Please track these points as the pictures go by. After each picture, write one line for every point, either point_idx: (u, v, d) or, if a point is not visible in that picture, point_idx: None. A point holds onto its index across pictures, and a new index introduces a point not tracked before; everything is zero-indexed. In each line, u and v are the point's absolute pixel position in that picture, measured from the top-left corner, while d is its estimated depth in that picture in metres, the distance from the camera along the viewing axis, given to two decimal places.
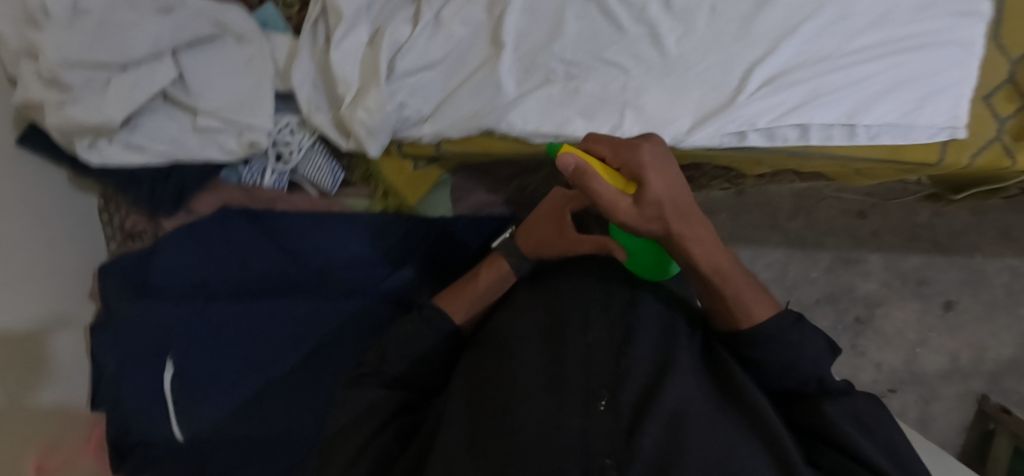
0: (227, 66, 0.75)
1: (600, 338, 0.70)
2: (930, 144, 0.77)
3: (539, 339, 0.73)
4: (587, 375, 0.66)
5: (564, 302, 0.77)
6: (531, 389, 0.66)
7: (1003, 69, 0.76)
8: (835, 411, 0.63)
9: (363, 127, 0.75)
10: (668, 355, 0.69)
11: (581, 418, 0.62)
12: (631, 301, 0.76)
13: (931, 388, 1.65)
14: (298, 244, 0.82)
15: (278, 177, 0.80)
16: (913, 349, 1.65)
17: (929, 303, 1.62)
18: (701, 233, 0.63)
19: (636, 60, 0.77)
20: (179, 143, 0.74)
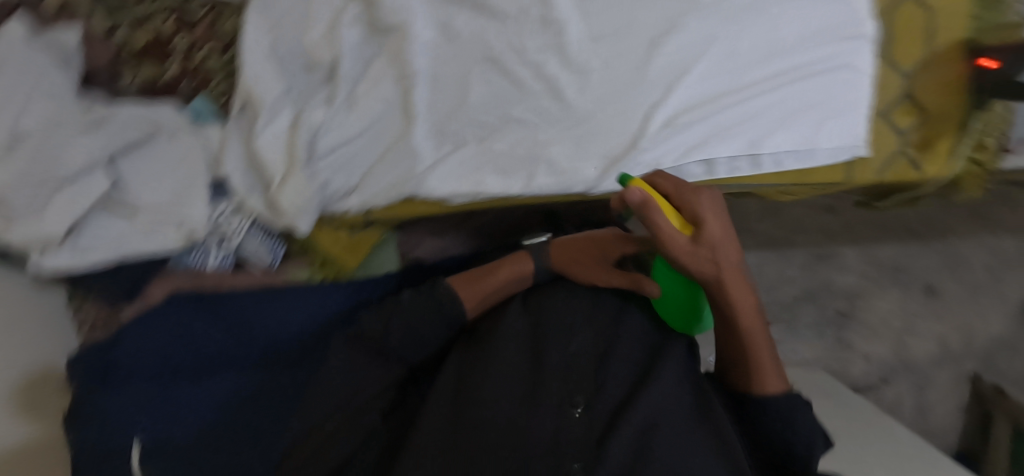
0: (164, 164, 0.82)
1: (582, 348, 0.75)
2: (835, 164, 0.80)
3: (524, 345, 0.77)
4: (566, 383, 0.71)
5: (550, 312, 0.80)
6: (514, 395, 0.71)
7: (897, 84, 0.78)
8: (798, 429, 0.66)
9: (289, 209, 0.79)
10: (646, 363, 0.73)
11: (556, 425, 0.68)
12: (617, 311, 0.80)
13: (924, 374, 1.64)
14: (248, 320, 0.88)
15: (223, 259, 0.85)
16: (901, 338, 1.63)
17: (909, 289, 1.61)
18: (741, 291, 0.64)
19: (542, 115, 0.81)
20: (123, 241, 0.79)
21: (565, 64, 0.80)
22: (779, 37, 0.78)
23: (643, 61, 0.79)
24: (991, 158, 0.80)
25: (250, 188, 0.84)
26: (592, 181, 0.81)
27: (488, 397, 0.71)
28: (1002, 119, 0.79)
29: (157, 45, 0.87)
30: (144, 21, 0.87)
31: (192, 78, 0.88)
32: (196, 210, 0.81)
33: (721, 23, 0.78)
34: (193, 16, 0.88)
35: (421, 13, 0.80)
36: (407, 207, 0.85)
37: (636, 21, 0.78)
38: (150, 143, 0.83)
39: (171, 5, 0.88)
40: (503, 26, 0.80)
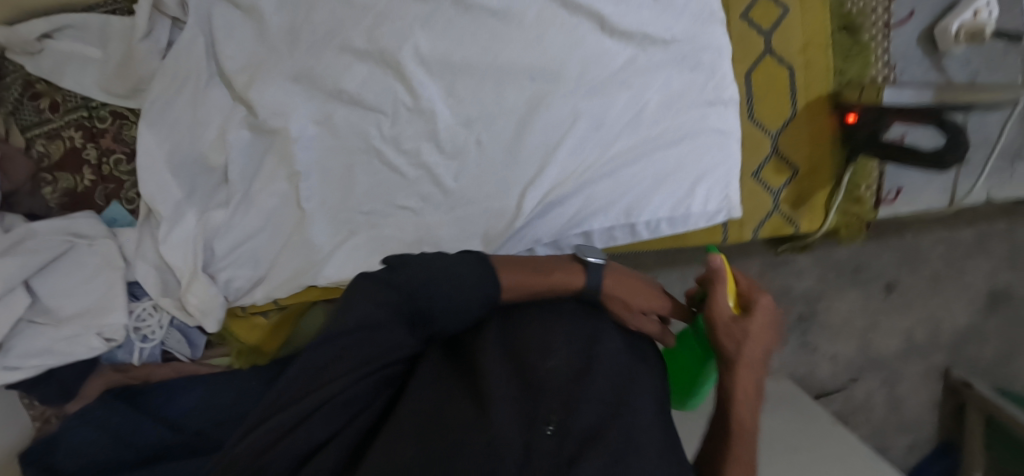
0: (82, 272, 0.87)
1: (562, 367, 0.56)
2: (712, 226, 0.80)
3: (500, 355, 0.59)
4: (540, 399, 0.52)
5: (532, 327, 0.63)
6: (469, 409, 0.52)
7: (765, 144, 0.79)
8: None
9: (195, 310, 0.86)
10: (631, 389, 0.56)
11: (522, 440, 0.47)
12: (602, 327, 0.64)
13: (894, 370, 1.58)
14: (171, 411, 0.90)
15: (149, 354, 0.91)
16: (866, 336, 1.56)
17: (869, 290, 1.53)
18: (750, 391, 0.59)
19: (424, 199, 0.85)
20: (51, 351, 0.84)
21: (444, 147, 0.83)
22: (642, 106, 0.79)
23: (514, 140, 0.81)
24: (867, 209, 0.81)
25: (165, 289, 0.89)
26: None
27: (454, 407, 0.53)
28: (876, 171, 0.80)
29: (71, 154, 0.93)
30: (57, 132, 0.93)
31: (105, 184, 0.93)
32: (115, 317, 0.86)
33: (585, 98, 0.79)
34: (100, 124, 0.92)
35: (304, 113, 0.85)
36: (305, 294, 0.89)
37: (506, 104, 0.81)
38: (71, 254, 0.87)
39: (79, 117, 0.92)
40: (380, 117, 0.84)
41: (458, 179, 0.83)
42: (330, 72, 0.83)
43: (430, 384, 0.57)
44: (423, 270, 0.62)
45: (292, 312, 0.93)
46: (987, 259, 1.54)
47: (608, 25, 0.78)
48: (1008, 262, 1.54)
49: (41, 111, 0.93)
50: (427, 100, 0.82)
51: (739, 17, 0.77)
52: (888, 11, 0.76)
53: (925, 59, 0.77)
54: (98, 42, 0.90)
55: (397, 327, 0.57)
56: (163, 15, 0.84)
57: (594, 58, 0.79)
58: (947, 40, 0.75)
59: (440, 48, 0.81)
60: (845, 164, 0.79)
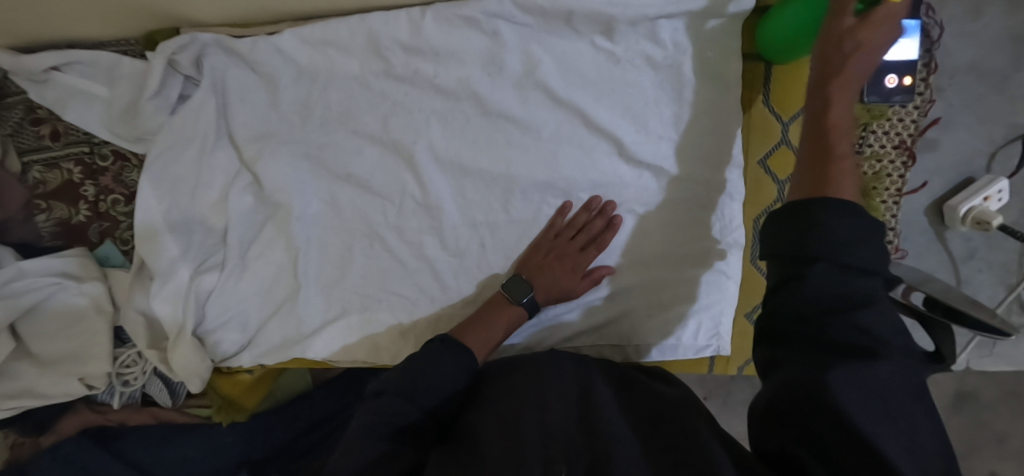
0: (66, 316, 0.86)
1: (560, 424, 0.60)
2: (699, 359, 0.82)
3: (497, 418, 0.62)
4: (544, 450, 0.56)
5: (518, 386, 0.67)
6: (486, 460, 0.56)
7: (760, 289, 0.82)
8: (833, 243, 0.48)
9: (184, 372, 0.86)
10: (615, 430, 0.59)
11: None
12: (597, 384, 0.68)
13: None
14: (147, 460, 0.94)
15: (128, 396, 0.90)
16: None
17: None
18: (848, 100, 0.55)
19: (421, 291, 0.85)
20: (29, 393, 0.84)
21: (446, 245, 0.84)
22: (652, 233, 0.82)
23: (514, 247, 0.83)
24: None
25: (152, 338, 0.89)
26: None
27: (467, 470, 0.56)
28: None
29: (69, 186, 0.92)
30: (56, 162, 0.91)
31: (101, 221, 0.92)
32: (99, 365, 0.86)
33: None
34: (101, 161, 0.90)
35: (309, 191, 0.85)
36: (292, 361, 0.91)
37: (517, 215, 0.82)
38: (56, 298, 0.85)
39: (80, 152, 0.90)
40: (385, 205, 0.84)
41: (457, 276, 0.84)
42: (344, 155, 0.84)
43: (440, 454, 0.62)
44: (394, 377, 0.67)
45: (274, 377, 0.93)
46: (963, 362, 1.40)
47: (627, 152, 0.79)
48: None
49: (41, 137, 0.91)
50: (436, 198, 0.82)
51: (756, 162, 0.80)
52: (903, 177, 0.76)
53: (929, 228, 0.78)
54: (104, 81, 0.87)
55: (389, 438, 0.62)
56: (175, 71, 0.82)
57: (602, 181, 0.81)
58: (953, 218, 0.76)
59: (456, 149, 0.82)
60: None
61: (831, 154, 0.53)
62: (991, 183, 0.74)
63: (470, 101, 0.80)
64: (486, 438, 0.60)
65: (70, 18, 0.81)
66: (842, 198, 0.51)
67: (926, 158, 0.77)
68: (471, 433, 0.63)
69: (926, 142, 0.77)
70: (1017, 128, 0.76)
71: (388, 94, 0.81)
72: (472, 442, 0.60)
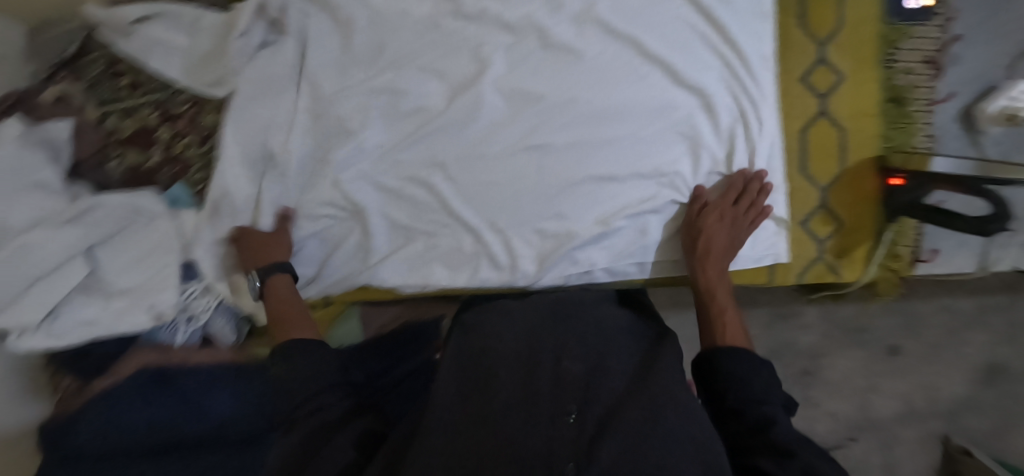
0: (138, 247, 0.89)
1: (573, 371, 0.64)
2: (760, 267, 0.85)
3: (516, 365, 0.66)
4: (556, 392, 0.62)
5: (525, 337, 0.72)
6: (504, 404, 0.61)
7: (813, 196, 0.84)
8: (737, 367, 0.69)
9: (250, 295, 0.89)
10: (607, 374, 0.65)
11: (549, 431, 0.57)
12: (609, 338, 0.72)
13: (891, 432, 1.45)
14: (196, 401, 0.91)
15: (192, 335, 0.92)
16: (866, 394, 1.47)
17: (871, 350, 1.47)
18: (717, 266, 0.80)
19: (483, 216, 0.88)
20: (97, 322, 0.85)
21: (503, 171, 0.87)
22: (703, 156, 0.84)
23: (575, 167, 0.86)
24: (904, 266, 0.85)
25: (219, 273, 0.91)
26: (532, 276, 0.88)
27: (478, 419, 0.60)
28: (914, 232, 0.84)
29: (143, 133, 0.96)
30: (133, 111, 0.97)
31: (172, 166, 0.96)
32: (168, 296, 0.87)
33: (641, 141, 0.85)
34: (178, 107, 0.96)
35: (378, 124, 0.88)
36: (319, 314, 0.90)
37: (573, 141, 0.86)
38: (129, 231, 0.89)
39: (158, 100, 0.96)
40: (450, 134, 0.87)
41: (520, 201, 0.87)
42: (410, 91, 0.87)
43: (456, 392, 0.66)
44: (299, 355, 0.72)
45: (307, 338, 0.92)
46: (986, 333, 1.43)
47: (680, 77, 0.84)
48: (1004, 338, 1.43)
49: (119, 89, 0.97)
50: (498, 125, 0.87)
51: (797, 79, 0.84)
52: (933, 88, 0.84)
53: (961, 134, 0.85)
54: (188, 31, 0.94)
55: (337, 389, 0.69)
56: (259, 18, 0.89)
57: (654, 106, 0.84)
58: (984, 118, 0.82)
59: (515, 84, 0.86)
60: (885, 224, 0.83)
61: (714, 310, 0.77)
62: (1014, 85, 0.81)
63: (532, 35, 0.86)
64: (504, 382, 0.64)
65: None
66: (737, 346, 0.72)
67: (952, 71, 0.84)
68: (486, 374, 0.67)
69: (951, 56, 0.84)
70: None
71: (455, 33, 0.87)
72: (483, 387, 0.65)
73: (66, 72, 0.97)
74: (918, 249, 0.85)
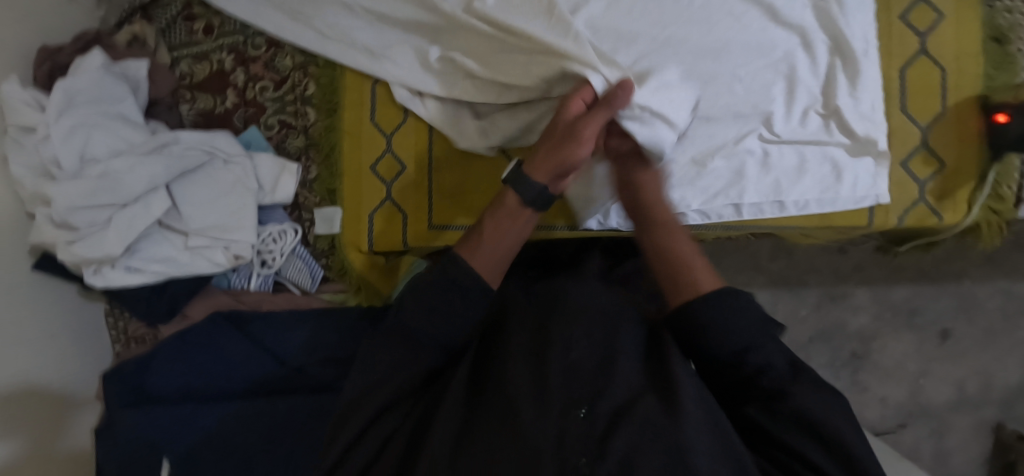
0: (215, 188, 0.85)
1: (585, 360, 0.61)
2: (859, 210, 0.83)
3: (523, 353, 0.64)
4: (569, 383, 0.59)
5: (539, 316, 0.68)
6: (510, 402, 0.59)
7: (915, 137, 0.82)
8: (740, 318, 0.61)
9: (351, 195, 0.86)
10: (613, 354, 0.62)
11: (557, 426, 0.56)
12: (615, 321, 0.66)
13: (942, 419, 1.37)
14: (274, 344, 0.86)
15: (264, 280, 0.90)
16: (918, 380, 1.38)
17: (923, 334, 1.38)
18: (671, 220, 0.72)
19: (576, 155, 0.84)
20: (173, 262, 0.83)
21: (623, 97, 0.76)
22: (800, 95, 0.81)
23: None
24: (1009, 208, 0.82)
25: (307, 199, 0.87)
26: None
27: (486, 420, 0.59)
28: (1020, 171, 0.81)
29: (217, 76, 0.94)
30: (206, 54, 0.94)
31: (246, 108, 0.94)
32: (245, 235, 0.84)
33: (739, 80, 0.81)
34: (253, 50, 0.93)
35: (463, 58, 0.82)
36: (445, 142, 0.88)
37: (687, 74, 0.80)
38: (206, 169, 0.85)
39: (233, 41, 0.93)
40: None
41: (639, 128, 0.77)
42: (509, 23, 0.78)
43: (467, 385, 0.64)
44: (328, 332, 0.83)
45: (412, 176, 0.88)
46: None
47: (777, 14, 0.80)
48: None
49: (194, 32, 0.95)
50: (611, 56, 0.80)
51: (896, 18, 0.82)
52: None
53: None
54: None
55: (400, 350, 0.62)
56: None
57: (755, 42, 0.80)
58: None
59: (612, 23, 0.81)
60: (989, 164, 0.81)
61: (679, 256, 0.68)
62: None
63: None
64: (513, 373, 0.62)
65: None
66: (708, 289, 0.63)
67: None
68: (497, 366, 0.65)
69: None
70: None
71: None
72: (496, 379, 0.63)
73: (140, 15, 0.96)
74: None
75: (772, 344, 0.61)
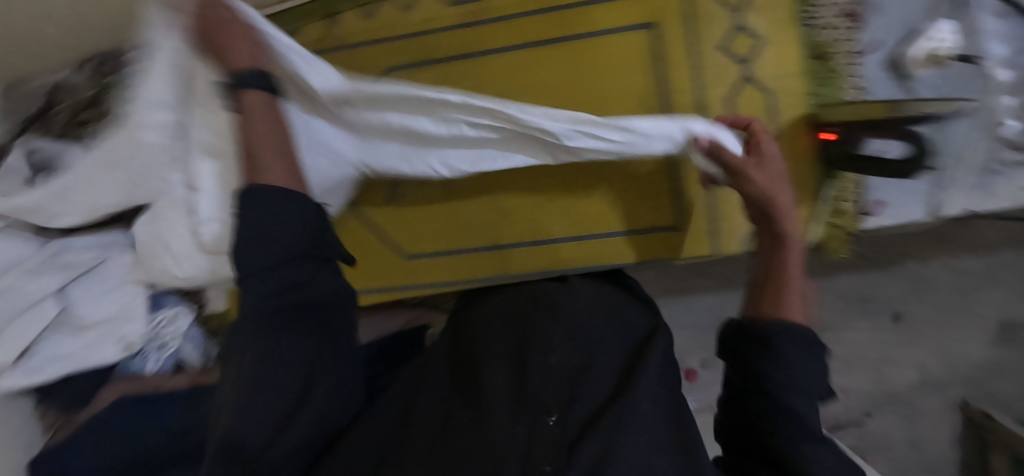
0: (107, 285, 0.92)
1: (562, 366, 0.65)
2: (699, 238, 0.87)
3: (505, 363, 0.68)
4: (545, 391, 0.62)
5: (533, 328, 0.72)
6: (501, 410, 0.61)
7: None
8: (798, 355, 0.64)
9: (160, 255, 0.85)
10: (586, 358, 0.66)
11: (527, 431, 0.58)
12: (599, 333, 0.71)
13: (909, 404, 1.28)
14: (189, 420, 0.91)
15: (162, 363, 0.96)
16: (878, 367, 1.30)
17: (875, 321, 1.29)
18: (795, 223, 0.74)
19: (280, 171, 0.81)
20: (71, 357, 0.89)
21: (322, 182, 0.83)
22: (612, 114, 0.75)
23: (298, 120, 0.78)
24: (852, 220, 0.83)
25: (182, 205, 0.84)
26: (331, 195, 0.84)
27: (466, 425, 0.62)
28: (856, 184, 0.82)
29: None
30: None
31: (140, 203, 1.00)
32: (135, 325, 0.91)
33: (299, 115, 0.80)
34: None
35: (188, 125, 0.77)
36: (347, 229, 0.98)
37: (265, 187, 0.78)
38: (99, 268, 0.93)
39: None
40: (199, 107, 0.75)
41: (459, 164, 0.81)
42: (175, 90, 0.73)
43: (458, 400, 0.66)
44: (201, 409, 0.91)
45: None
46: (996, 291, 1.24)
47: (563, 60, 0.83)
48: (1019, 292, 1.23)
49: (81, 135, 1.00)
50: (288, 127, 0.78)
51: (717, 49, 0.85)
52: (855, 39, 0.82)
53: (893, 83, 0.83)
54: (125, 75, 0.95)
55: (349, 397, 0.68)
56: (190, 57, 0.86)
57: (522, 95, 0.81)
58: (911, 65, 0.80)
59: (491, 98, 0.90)
60: (824, 180, 0.83)
61: (781, 274, 0.71)
62: (934, 25, 0.81)
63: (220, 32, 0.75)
64: (494, 381, 0.66)
65: None
66: (796, 320, 0.68)
67: (876, 20, 0.82)
68: (476, 377, 0.68)
69: (870, 5, 0.82)
70: None
71: (416, 50, 0.90)
72: (477, 382, 0.67)
73: (34, 125, 1.02)
74: (862, 203, 0.83)
75: (815, 373, 0.65)
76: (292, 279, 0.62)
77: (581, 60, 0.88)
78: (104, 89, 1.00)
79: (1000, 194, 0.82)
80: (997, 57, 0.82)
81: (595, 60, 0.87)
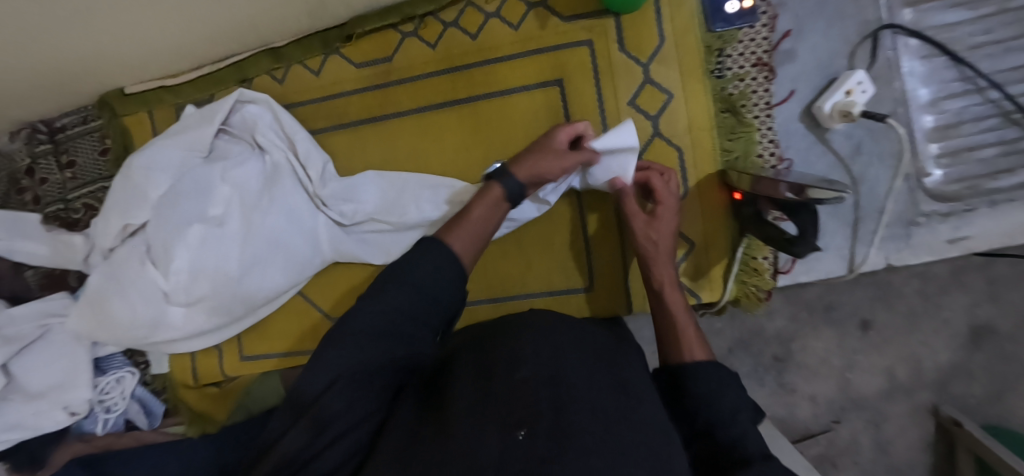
0: (53, 354, 0.95)
1: (535, 372, 0.51)
2: (615, 298, 0.85)
3: (470, 368, 0.55)
4: (510, 399, 0.49)
5: (501, 329, 0.60)
6: (456, 424, 0.49)
7: None
8: (713, 380, 0.62)
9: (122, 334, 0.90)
10: (561, 354, 0.53)
11: (494, 449, 0.46)
12: (578, 329, 0.58)
13: (877, 410, 0.97)
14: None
15: (112, 423, 0.99)
16: (845, 374, 0.98)
17: (840, 329, 0.97)
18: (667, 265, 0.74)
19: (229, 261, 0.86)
20: (21, 425, 0.93)
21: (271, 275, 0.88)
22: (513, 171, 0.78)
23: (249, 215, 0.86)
24: (765, 280, 0.81)
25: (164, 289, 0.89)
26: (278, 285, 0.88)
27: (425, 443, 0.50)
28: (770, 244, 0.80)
29: None
30: None
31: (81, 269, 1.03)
32: (79, 392, 0.94)
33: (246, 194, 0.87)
34: (75, 214, 1.02)
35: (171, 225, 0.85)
36: None
37: (212, 252, 0.85)
38: (45, 338, 0.96)
39: (57, 210, 1.02)
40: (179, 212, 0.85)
41: (392, 247, 0.87)
42: (172, 206, 0.85)
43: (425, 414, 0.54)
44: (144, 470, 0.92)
45: None
46: (964, 293, 0.95)
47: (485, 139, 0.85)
48: (990, 293, 0.94)
49: (24, 203, 1.03)
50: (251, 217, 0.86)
51: (627, 105, 0.82)
52: (769, 91, 0.79)
53: (809, 133, 0.80)
54: None
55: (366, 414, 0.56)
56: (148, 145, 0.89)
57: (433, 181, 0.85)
58: (823, 118, 0.77)
59: (402, 161, 0.89)
60: (737, 238, 0.80)
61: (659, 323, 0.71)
62: (848, 77, 0.75)
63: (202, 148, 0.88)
64: (457, 389, 0.53)
65: (38, 100, 0.95)
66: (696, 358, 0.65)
67: (788, 68, 0.79)
68: (440, 386, 0.56)
69: (783, 54, 0.79)
70: (869, 25, 0.78)
71: (330, 112, 0.90)
72: (443, 391, 0.55)
73: None
74: (777, 260, 0.81)
75: (735, 394, 0.61)
76: (363, 324, 0.57)
77: (488, 122, 0.85)
78: (38, 159, 1.02)
79: (917, 245, 0.80)
80: (920, 100, 0.79)
81: (500, 121, 0.85)
